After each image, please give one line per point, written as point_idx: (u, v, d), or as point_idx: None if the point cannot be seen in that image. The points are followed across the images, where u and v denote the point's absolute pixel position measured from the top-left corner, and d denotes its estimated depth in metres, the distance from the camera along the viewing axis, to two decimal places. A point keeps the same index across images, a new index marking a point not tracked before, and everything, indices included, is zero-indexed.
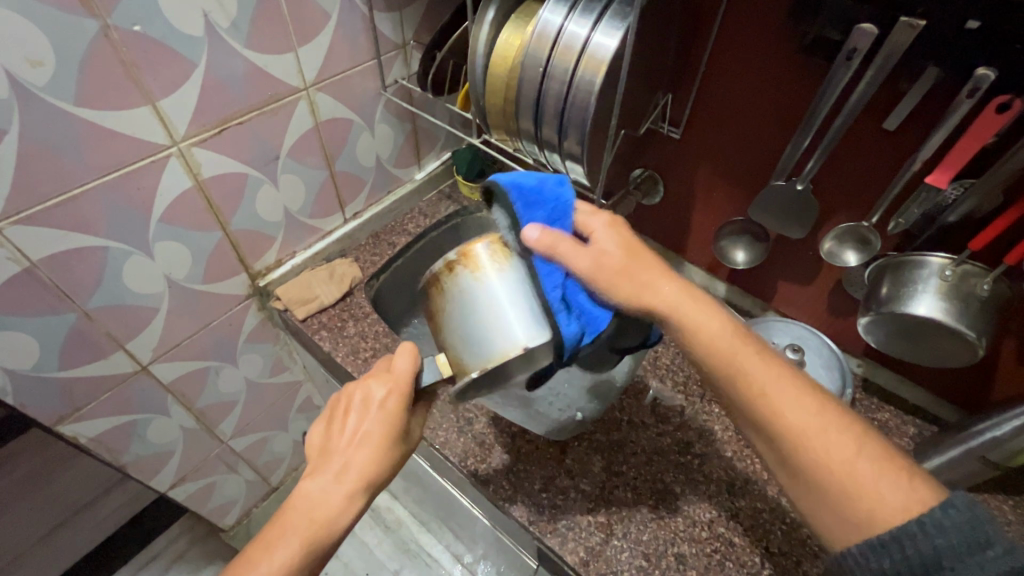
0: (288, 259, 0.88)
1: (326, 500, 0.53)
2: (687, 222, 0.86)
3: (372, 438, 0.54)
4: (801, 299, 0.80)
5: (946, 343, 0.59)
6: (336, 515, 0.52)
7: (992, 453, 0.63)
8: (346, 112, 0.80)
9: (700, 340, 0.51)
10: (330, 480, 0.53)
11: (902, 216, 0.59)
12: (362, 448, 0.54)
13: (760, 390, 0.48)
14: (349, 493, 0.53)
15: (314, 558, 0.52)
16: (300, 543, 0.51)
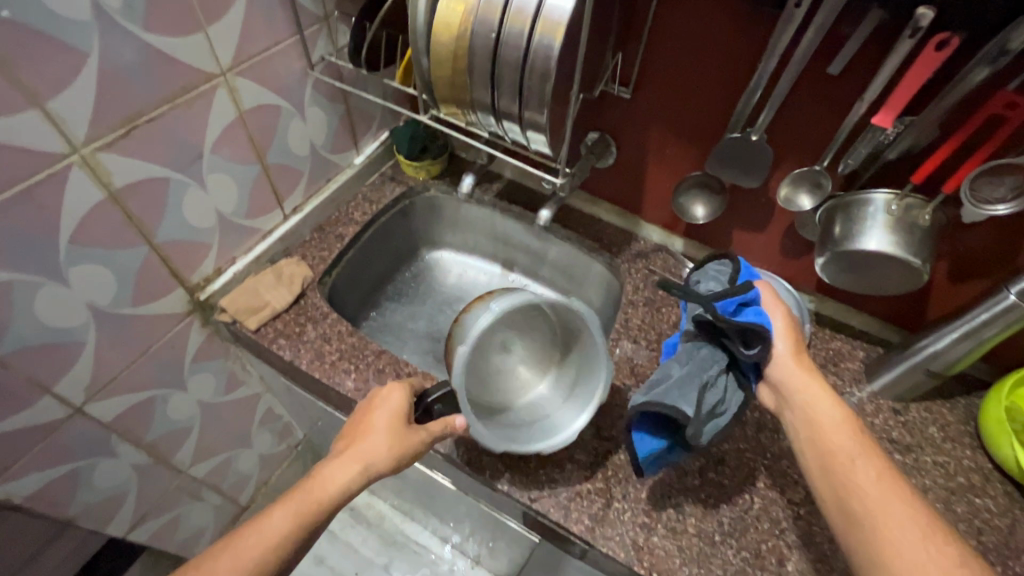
0: (227, 267, 0.79)
1: (333, 474, 0.54)
2: (642, 182, 0.86)
3: (388, 431, 0.57)
4: (755, 246, 0.84)
5: (895, 273, 0.64)
6: (333, 499, 0.53)
7: (934, 365, 0.70)
8: (271, 97, 0.72)
9: (812, 422, 0.56)
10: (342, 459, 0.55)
11: (851, 156, 0.60)
12: (375, 438, 0.56)
13: (846, 460, 0.52)
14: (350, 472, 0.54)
15: (302, 537, 0.51)
16: (294, 512, 0.51)
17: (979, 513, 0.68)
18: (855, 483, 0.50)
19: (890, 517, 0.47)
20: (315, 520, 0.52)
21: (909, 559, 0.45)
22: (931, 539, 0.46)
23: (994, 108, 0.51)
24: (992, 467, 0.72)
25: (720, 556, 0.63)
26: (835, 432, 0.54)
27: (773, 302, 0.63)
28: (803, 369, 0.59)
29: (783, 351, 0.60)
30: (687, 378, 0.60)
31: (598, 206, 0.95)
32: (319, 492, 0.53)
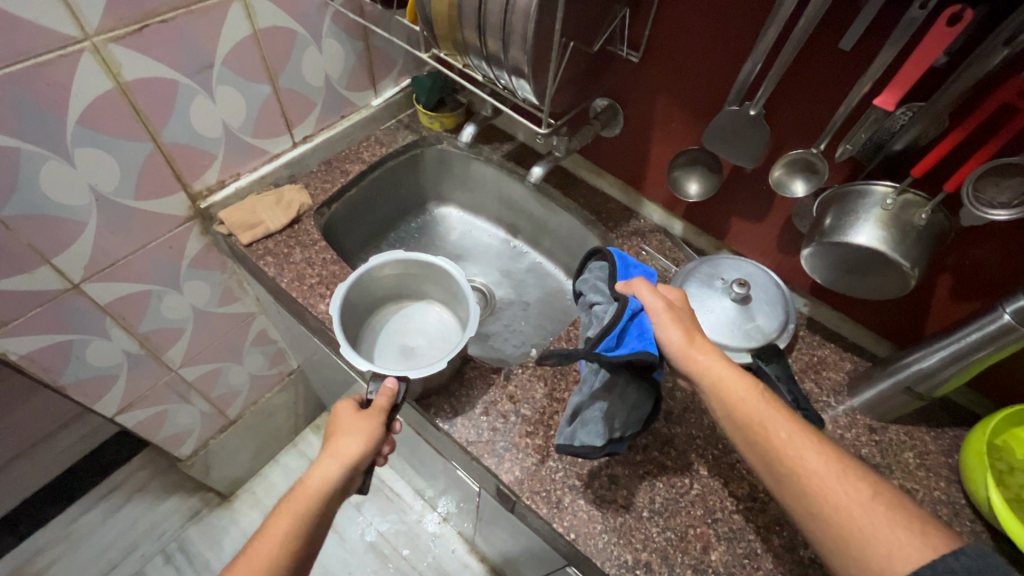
0: (231, 181, 0.84)
1: (323, 478, 0.56)
2: (646, 155, 0.84)
3: (350, 424, 0.60)
4: (752, 237, 0.80)
5: (884, 275, 0.60)
6: (325, 496, 0.56)
7: (918, 385, 0.65)
8: (287, 21, 0.75)
9: (716, 389, 0.54)
10: (327, 461, 0.57)
11: (849, 142, 0.57)
12: (350, 440, 0.58)
13: (756, 424, 0.51)
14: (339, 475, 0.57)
15: (307, 537, 0.55)
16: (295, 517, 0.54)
17: None
18: (777, 450, 0.49)
19: (816, 469, 0.47)
20: (314, 513, 0.55)
21: (839, 508, 0.45)
22: (851, 480, 0.46)
23: (1006, 95, 0.46)
24: (964, 503, 0.67)
25: (644, 531, 0.62)
26: (743, 398, 0.53)
27: (654, 301, 0.59)
28: (702, 351, 0.56)
29: (680, 341, 0.57)
30: (596, 416, 0.60)
31: (603, 178, 0.94)
32: (307, 494, 0.56)
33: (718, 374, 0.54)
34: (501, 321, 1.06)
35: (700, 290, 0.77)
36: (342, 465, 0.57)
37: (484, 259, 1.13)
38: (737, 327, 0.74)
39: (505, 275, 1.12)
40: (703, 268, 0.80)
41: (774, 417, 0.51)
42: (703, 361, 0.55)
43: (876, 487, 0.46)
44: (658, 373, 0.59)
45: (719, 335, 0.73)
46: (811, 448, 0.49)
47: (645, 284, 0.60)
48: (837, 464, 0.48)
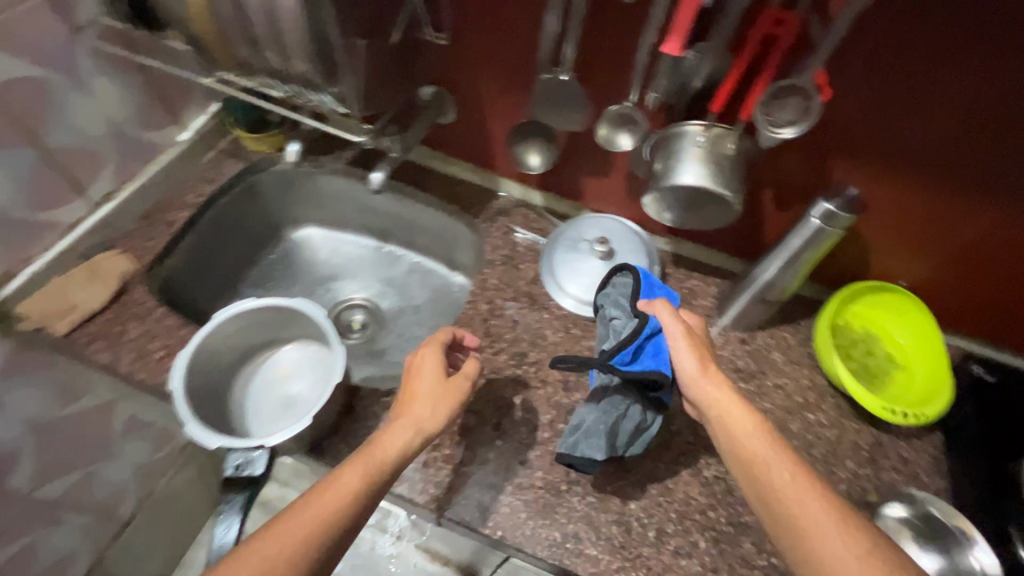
0: (21, 270, 0.72)
1: (394, 439, 0.51)
2: (487, 135, 0.82)
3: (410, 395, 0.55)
4: (604, 192, 0.82)
5: (714, 206, 0.64)
6: (392, 462, 0.50)
7: (768, 294, 0.72)
8: (27, 68, 0.64)
9: (722, 420, 0.52)
10: (401, 427, 0.52)
11: (655, 89, 0.59)
12: (429, 391, 0.55)
13: (757, 461, 0.49)
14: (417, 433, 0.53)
15: (371, 500, 0.48)
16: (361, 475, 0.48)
17: (812, 428, 0.71)
18: (771, 484, 0.48)
19: (813, 518, 0.46)
20: (384, 478, 0.49)
21: (829, 563, 0.44)
22: (850, 536, 0.45)
23: (766, 27, 0.50)
24: (827, 383, 0.75)
25: (566, 504, 0.64)
26: (748, 436, 0.51)
27: (672, 323, 0.58)
28: (711, 384, 0.54)
29: (690, 369, 0.56)
30: (597, 426, 0.60)
31: (454, 164, 0.91)
32: (376, 459, 0.50)
33: (725, 407, 0.53)
34: (394, 332, 1.01)
35: (569, 256, 0.80)
36: (409, 438, 0.52)
37: (360, 273, 1.07)
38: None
39: (386, 284, 1.07)
40: (568, 232, 0.82)
41: (774, 453, 0.50)
42: (710, 390, 0.54)
43: (873, 546, 0.44)
44: (666, 399, 0.61)
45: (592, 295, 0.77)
46: (813, 497, 0.47)
47: (667, 305, 0.59)
48: (837, 517, 0.46)
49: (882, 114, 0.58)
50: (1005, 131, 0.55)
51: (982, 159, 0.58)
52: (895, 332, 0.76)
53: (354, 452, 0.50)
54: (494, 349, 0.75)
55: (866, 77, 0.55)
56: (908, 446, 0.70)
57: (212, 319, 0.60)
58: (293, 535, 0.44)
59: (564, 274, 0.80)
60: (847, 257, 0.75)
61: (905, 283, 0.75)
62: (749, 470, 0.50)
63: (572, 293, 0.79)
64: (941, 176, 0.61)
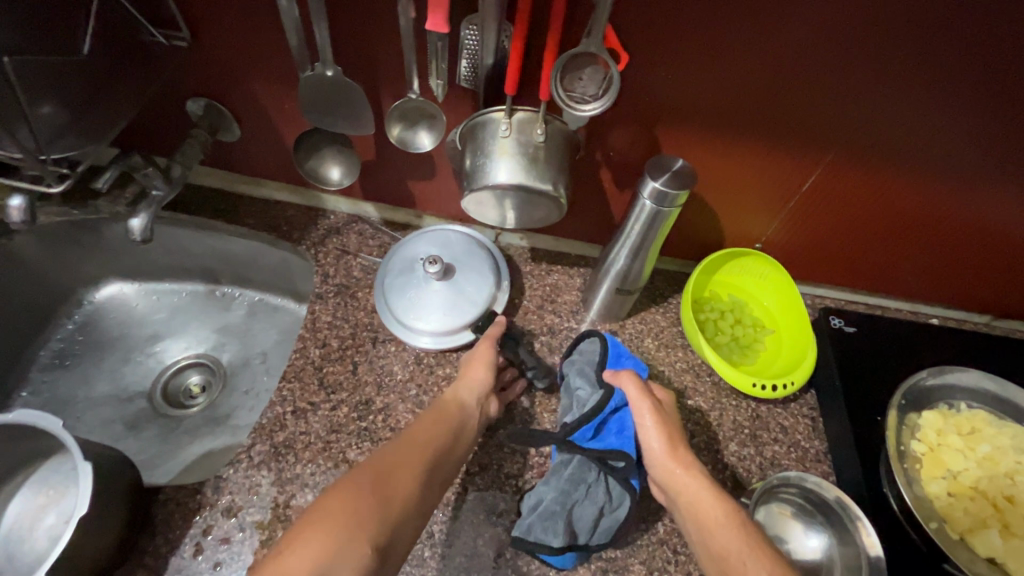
0: None
1: (463, 395, 0.56)
2: (285, 150, 0.69)
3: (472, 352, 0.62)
4: (437, 195, 0.72)
5: (538, 205, 0.55)
6: (456, 405, 0.55)
7: (624, 284, 0.66)
8: None
9: (693, 510, 0.47)
10: (467, 386, 0.57)
11: (437, 76, 0.49)
12: (477, 352, 0.61)
13: (728, 557, 0.43)
14: (473, 386, 0.58)
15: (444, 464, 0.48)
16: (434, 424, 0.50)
17: (691, 415, 0.67)
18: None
19: None
20: (453, 431, 0.51)
21: None
22: None
23: None
24: (701, 362, 0.71)
25: (432, 572, 0.55)
26: (720, 529, 0.45)
27: (636, 395, 0.54)
28: (682, 466, 0.50)
29: (660, 454, 0.51)
30: (554, 506, 0.53)
31: (264, 185, 0.77)
32: (446, 407, 0.54)
33: (697, 496, 0.48)
34: (239, 390, 0.86)
35: (407, 284, 0.67)
36: (477, 388, 0.58)
37: (189, 326, 0.90)
38: (458, 304, 0.67)
39: (223, 333, 0.90)
40: (400, 259, 0.70)
41: (745, 543, 0.44)
42: (679, 476, 0.49)
43: None
44: (634, 480, 0.54)
45: (442, 323, 0.66)
46: None
47: (632, 375, 0.56)
48: None
49: (697, 75, 0.52)
50: (826, 74, 0.50)
51: (818, 105, 0.53)
52: (760, 296, 0.73)
53: (427, 410, 0.53)
54: (333, 402, 0.64)
55: (667, 35, 0.49)
56: (785, 412, 0.67)
57: None
58: (408, 463, 0.45)
59: (407, 308, 0.67)
60: (699, 227, 0.71)
61: (760, 244, 0.72)
62: (722, 571, 0.43)
63: (421, 326, 0.66)
64: (773, 133, 0.57)
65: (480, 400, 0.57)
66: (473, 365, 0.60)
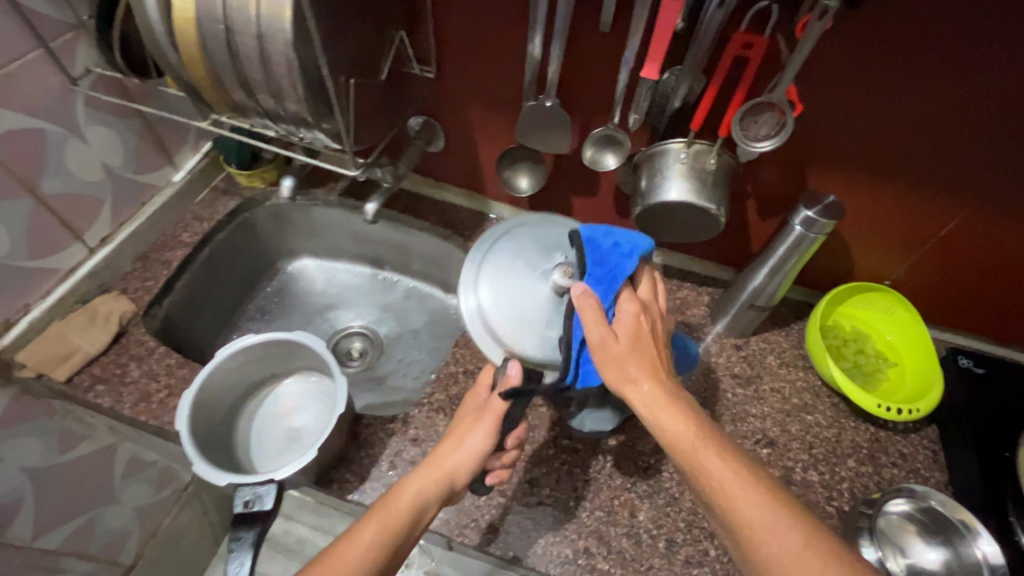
0: (20, 316, 0.71)
1: (426, 488, 0.54)
2: (476, 162, 0.85)
3: (463, 425, 0.58)
4: (593, 210, 0.85)
5: (699, 220, 0.66)
6: (414, 507, 0.52)
7: (758, 300, 0.74)
8: (25, 121, 0.64)
9: (668, 437, 0.48)
10: (428, 477, 0.54)
11: (636, 111, 0.61)
12: (471, 442, 0.56)
13: (718, 486, 0.44)
14: (438, 481, 0.54)
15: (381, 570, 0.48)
16: (379, 526, 0.50)
17: (810, 429, 0.73)
18: (758, 547, 0.42)
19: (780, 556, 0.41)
20: (403, 530, 0.50)
21: None
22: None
23: (735, 49, 0.52)
24: (822, 384, 0.77)
25: (575, 519, 0.64)
26: (699, 450, 0.46)
27: (597, 322, 0.52)
28: (652, 387, 0.49)
29: (681, 430, 0.47)
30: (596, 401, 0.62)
31: (445, 189, 0.93)
32: (402, 503, 0.52)
33: (733, 484, 0.44)
34: (394, 358, 1.01)
35: (521, 262, 0.64)
36: (445, 481, 0.55)
37: (356, 302, 1.07)
38: (521, 329, 0.61)
39: (383, 310, 1.06)
40: (544, 245, 0.66)
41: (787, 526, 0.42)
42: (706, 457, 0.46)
43: None
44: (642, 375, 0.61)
45: (490, 311, 0.62)
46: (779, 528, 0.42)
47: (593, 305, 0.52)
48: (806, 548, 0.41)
49: (879, 109, 0.58)
50: (974, 134, 0.57)
51: (962, 160, 0.60)
52: (883, 330, 0.78)
53: (377, 500, 0.52)
54: None
55: (859, 76, 0.56)
56: (905, 441, 0.71)
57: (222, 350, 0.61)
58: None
59: (493, 267, 0.64)
60: (829, 260, 0.78)
61: (888, 282, 0.78)
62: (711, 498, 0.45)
63: (478, 290, 0.63)
64: (920, 177, 0.63)
65: (437, 500, 0.54)
66: (454, 450, 0.56)
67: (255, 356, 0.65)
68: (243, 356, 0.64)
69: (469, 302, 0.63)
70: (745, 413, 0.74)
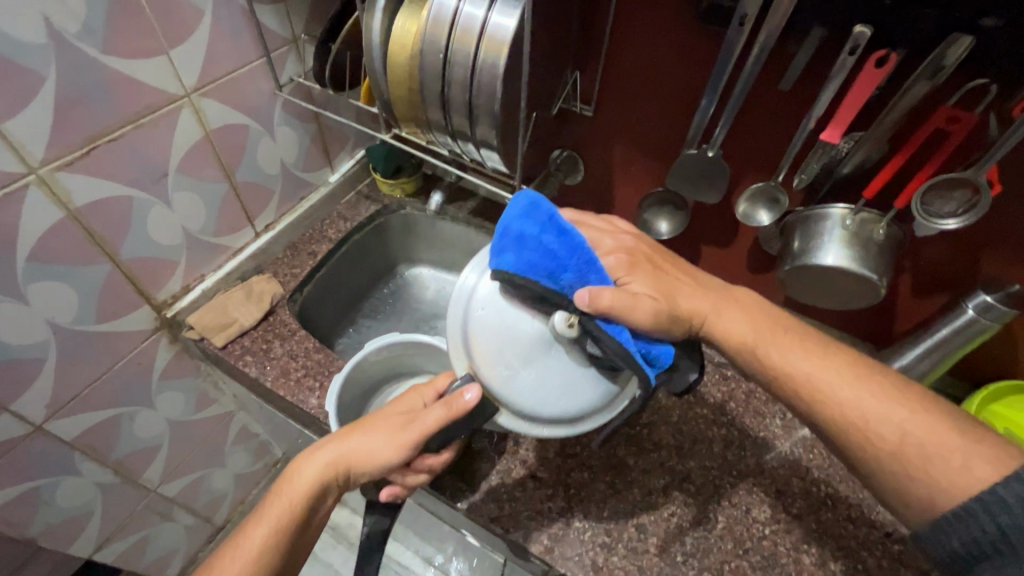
0: (196, 284, 0.80)
1: (320, 476, 0.53)
2: (611, 201, 0.86)
3: (376, 427, 0.55)
4: (722, 260, 0.84)
5: (854, 288, 0.63)
6: (304, 499, 0.53)
7: (901, 381, 0.68)
8: (238, 117, 0.73)
9: (727, 337, 0.55)
10: (318, 464, 0.53)
11: (804, 172, 0.61)
12: (378, 450, 0.53)
13: (745, 342, 0.54)
14: (330, 466, 0.53)
15: (277, 553, 0.52)
16: (268, 525, 0.52)
17: None
18: (795, 370, 0.51)
19: (827, 389, 0.49)
20: (292, 515, 0.52)
21: (832, 395, 0.48)
22: (851, 376, 0.49)
23: (937, 122, 0.51)
24: None
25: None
26: (730, 329, 0.55)
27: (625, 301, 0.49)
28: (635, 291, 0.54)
29: (738, 327, 0.55)
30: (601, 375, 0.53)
31: None
32: (293, 494, 0.53)
33: (809, 369, 0.50)
34: None
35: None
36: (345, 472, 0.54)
37: None
38: (496, 350, 0.51)
39: None
40: None
41: (832, 374, 0.49)
42: (712, 308, 0.56)
43: (879, 383, 0.48)
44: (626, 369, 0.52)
45: (481, 301, 0.52)
46: (811, 356, 0.51)
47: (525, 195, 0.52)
48: (836, 360, 0.50)
49: None
50: None
51: None
52: None
53: (276, 485, 0.54)
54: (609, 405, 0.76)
55: None
56: None
57: (370, 344, 0.70)
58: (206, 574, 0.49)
59: None
60: (988, 353, 0.72)
61: None
62: (741, 348, 0.54)
63: (486, 271, 0.54)
64: None
65: (326, 487, 0.53)
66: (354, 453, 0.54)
67: (393, 353, 0.74)
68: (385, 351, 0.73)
69: (469, 276, 0.54)
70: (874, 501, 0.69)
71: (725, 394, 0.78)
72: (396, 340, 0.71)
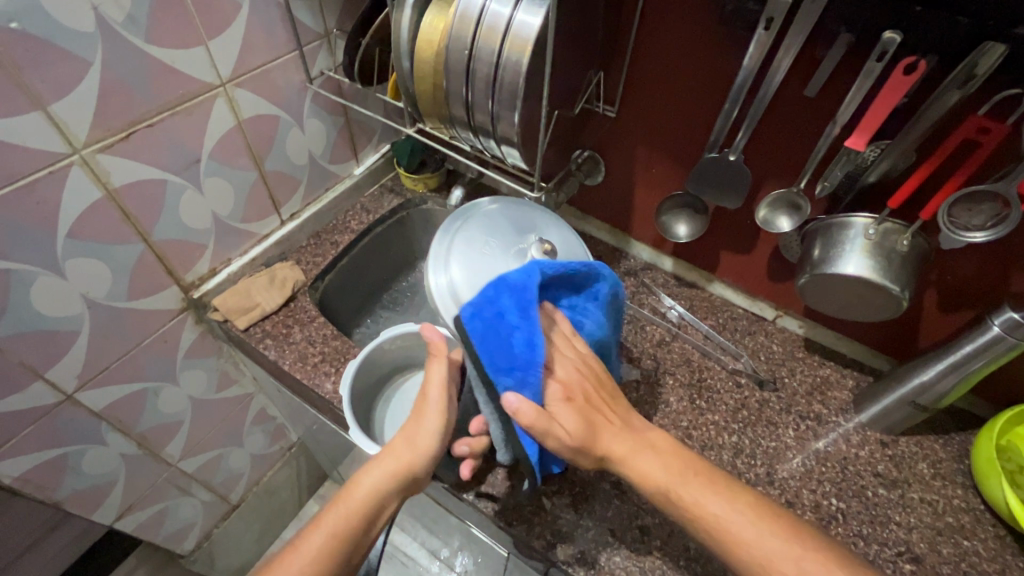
0: (223, 268, 0.83)
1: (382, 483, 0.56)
2: (630, 203, 0.86)
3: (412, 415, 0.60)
4: (741, 267, 0.83)
5: (875, 299, 0.62)
6: (370, 500, 0.55)
7: (921, 398, 0.67)
8: (269, 107, 0.76)
9: (642, 484, 0.52)
10: (380, 470, 0.56)
11: (827, 179, 0.60)
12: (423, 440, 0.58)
13: (666, 492, 0.51)
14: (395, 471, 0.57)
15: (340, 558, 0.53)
16: (332, 532, 0.53)
17: (966, 556, 0.64)
18: (710, 521, 0.49)
19: (721, 524, 0.48)
20: (356, 522, 0.54)
21: (744, 547, 0.47)
22: (750, 513, 0.49)
23: (968, 132, 0.50)
24: (984, 508, 0.68)
25: None
26: (654, 473, 0.52)
27: (540, 422, 0.49)
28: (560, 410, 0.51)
29: (653, 471, 0.52)
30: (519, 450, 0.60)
31: (589, 223, 0.95)
32: (355, 500, 0.55)
33: (719, 514, 0.49)
34: None
35: (495, 242, 0.64)
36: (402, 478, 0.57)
37: None
38: None
39: None
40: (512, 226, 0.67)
41: (739, 516, 0.49)
42: (628, 453, 0.53)
43: (787, 532, 0.48)
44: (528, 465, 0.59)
45: (466, 290, 0.60)
46: (705, 492, 0.50)
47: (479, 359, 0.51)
48: (731, 502, 0.50)
49: None
50: None
51: None
52: None
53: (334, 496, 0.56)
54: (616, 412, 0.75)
55: None
56: None
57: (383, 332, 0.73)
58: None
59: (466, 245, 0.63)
60: (1014, 375, 0.69)
61: None
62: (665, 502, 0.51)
63: (449, 269, 0.61)
64: None
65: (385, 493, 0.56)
66: (405, 445, 0.58)
67: (406, 343, 0.76)
68: (398, 341, 0.75)
69: (439, 281, 0.60)
70: (886, 518, 0.67)
71: (737, 402, 0.77)
72: (409, 329, 0.74)
